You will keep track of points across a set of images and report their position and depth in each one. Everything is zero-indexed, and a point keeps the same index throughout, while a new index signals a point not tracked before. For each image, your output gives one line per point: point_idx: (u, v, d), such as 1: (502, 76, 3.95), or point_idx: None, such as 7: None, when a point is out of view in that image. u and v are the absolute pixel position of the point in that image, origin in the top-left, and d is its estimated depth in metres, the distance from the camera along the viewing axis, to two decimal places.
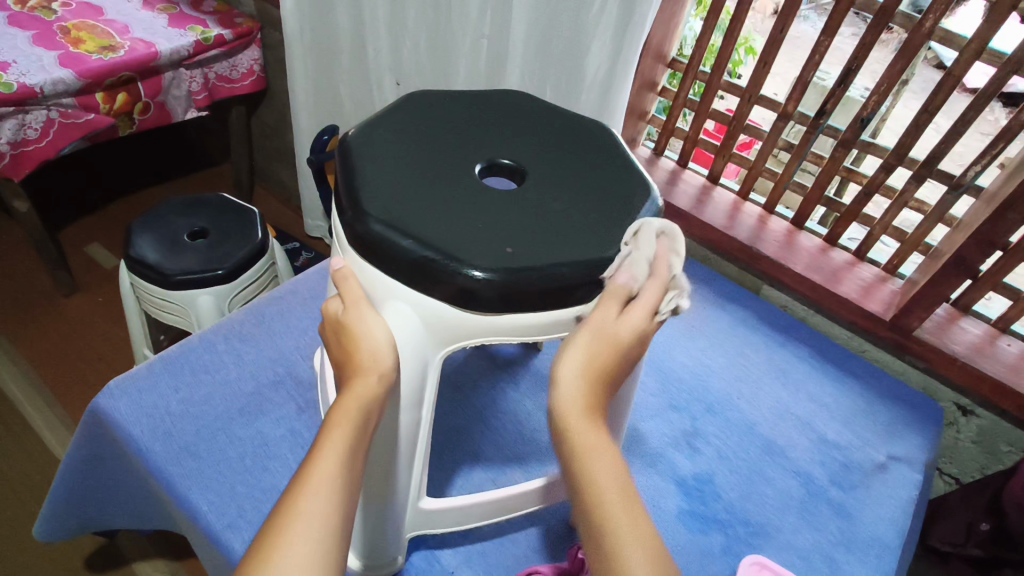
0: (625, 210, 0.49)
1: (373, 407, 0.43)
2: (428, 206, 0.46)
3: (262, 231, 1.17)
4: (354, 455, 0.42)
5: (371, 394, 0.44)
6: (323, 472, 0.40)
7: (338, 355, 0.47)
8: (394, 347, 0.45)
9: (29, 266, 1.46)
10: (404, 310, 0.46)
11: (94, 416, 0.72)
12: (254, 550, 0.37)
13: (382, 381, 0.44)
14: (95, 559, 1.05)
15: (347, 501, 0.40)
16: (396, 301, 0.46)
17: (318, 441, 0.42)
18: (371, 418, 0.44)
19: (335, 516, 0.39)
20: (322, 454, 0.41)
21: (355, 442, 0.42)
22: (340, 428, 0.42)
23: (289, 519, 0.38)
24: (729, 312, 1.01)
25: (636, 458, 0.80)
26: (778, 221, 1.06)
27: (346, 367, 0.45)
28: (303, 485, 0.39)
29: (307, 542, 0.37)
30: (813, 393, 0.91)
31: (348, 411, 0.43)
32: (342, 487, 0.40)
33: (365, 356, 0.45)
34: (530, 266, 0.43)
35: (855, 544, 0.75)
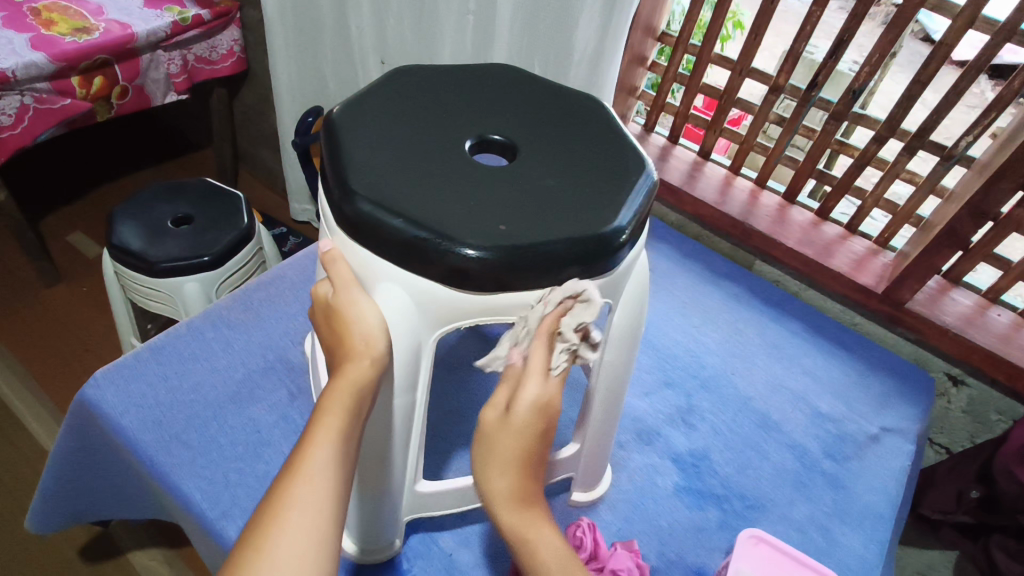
0: (619, 186, 0.48)
1: (366, 390, 0.43)
2: (419, 185, 0.45)
3: (248, 216, 1.15)
4: (348, 440, 0.41)
5: (364, 379, 0.43)
6: (317, 457, 0.40)
7: (330, 339, 0.46)
8: (387, 329, 0.44)
9: (9, 257, 1.43)
10: (395, 293, 0.45)
11: (80, 407, 0.70)
12: (247, 541, 0.36)
13: (375, 365, 0.43)
14: (88, 548, 1.04)
15: (342, 488, 0.40)
16: (387, 282, 0.45)
17: (309, 429, 0.41)
18: (365, 402, 0.43)
19: (331, 501, 0.38)
20: (315, 440, 0.40)
21: (349, 425, 0.41)
22: (333, 414, 0.41)
23: (282, 508, 0.37)
24: (722, 289, 1.00)
25: (631, 436, 0.80)
26: (770, 195, 1.06)
27: (338, 351, 0.45)
28: (296, 470, 0.39)
29: (302, 532, 0.36)
30: (806, 366, 0.92)
31: (341, 397, 0.42)
32: (336, 473, 0.39)
33: (356, 339, 0.43)
34: (525, 244, 0.42)
35: (849, 515, 0.76)
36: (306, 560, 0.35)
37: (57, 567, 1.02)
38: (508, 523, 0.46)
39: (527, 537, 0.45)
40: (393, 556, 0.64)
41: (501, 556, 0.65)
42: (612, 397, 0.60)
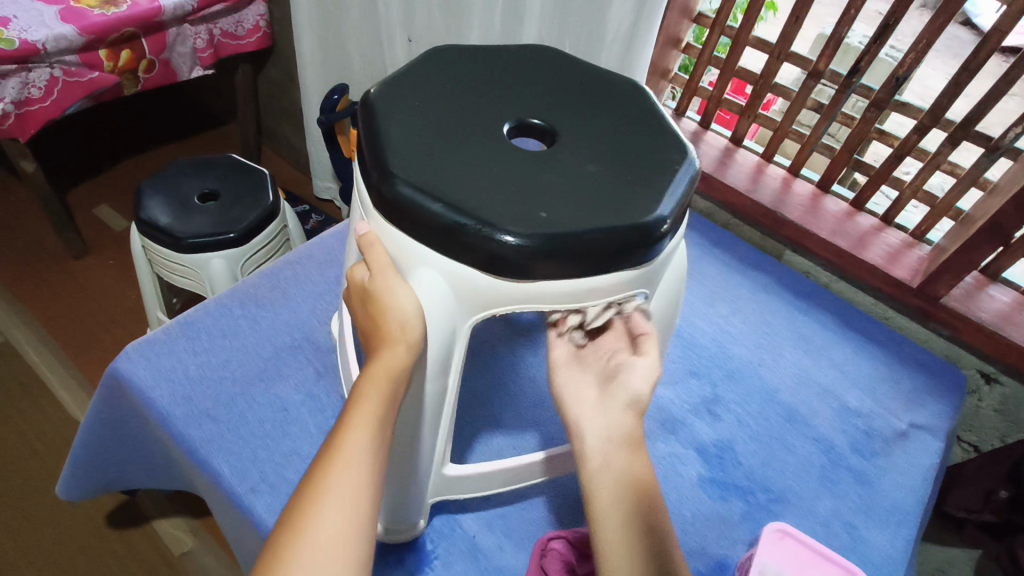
0: (661, 175, 0.47)
1: (401, 377, 0.43)
2: (459, 168, 0.44)
3: (273, 193, 1.15)
4: (383, 425, 0.42)
5: (400, 364, 0.43)
6: (354, 441, 0.40)
7: (366, 323, 0.46)
8: (423, 315, 0.44)
9: (38, 228, 1.45)
10: (430, 278, 0.44)
11: (112, 380, 0.71)
12: (285, 522, 0.37)
13: (411, 351, 0.43)
14: (116, 516, 1.07)
15: (378, 474, 0.40)
16: (422, 267, 0.44)
17: (345, 413, 0.42)
18: (400, 388, 0.43)
19: (367, 485, 0.39)
20: (352, 424, 0.40)
21: (384, 412, 0.42)
22: (370, 399, 0.41)
23: (321, 492, 0.37)
24: (750, 278, 0.99)
25: (657, 424, 0.80)
26: (803, 184, 1.03)
27: (373, 336, 0.45)
28: (334, 453, 0.39)
29: (338, 517, 0.37)
30: (835, 360, 0.90)
31: (376, 382, 0.42)
32: (372, 458, 0.40)
33: (393, 324, 0.43)
34: (566, 232, 0.41)
35: (875, 511, 0.75)
36: (344, 546, 0.36)
37: (86, 534, 1.05)
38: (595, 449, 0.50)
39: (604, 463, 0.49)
40: (417, 537, 0.65)
41: (524, 540, 0.66)
42: None
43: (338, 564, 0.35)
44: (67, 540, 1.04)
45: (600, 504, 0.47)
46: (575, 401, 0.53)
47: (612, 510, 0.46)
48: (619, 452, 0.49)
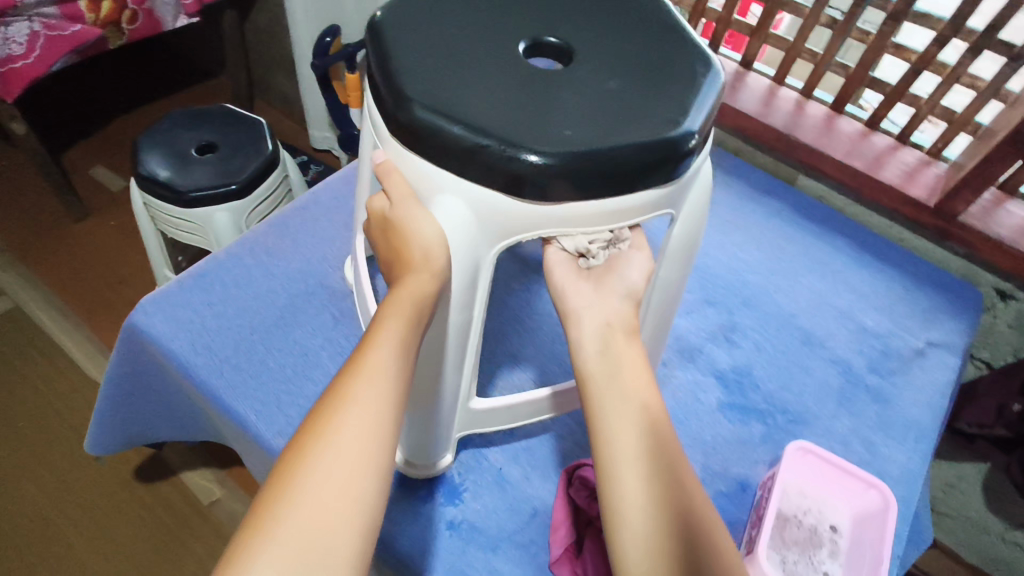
0: (686, 88, 0.45)
1: (425, 303, 0.43)
2: (477, 89, 0.42)
3: (272, 143, 1.12)
4: (408, 346, 0.42)
5: (424, 291, 0.43)
6: (378, 357, 0.41)
7: (388, 254, 0.45)
8: (446, 242, 0.43)
9: (34, 192, 1.42)
10: (450, 204, 0.43)
11: (130, 333, 0.71)
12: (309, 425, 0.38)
13: (436, 278, 0.43)
14: (144, 471, 1.10)
15: (402, 390, 0.41)
16: (442, 192, 0.43)
17: (370, 331, 0.42)
18: (424, 314, 0.43)
19: (391, 398, 0.40)
20: (377, 342, 0.41)
21: (408, 334, 0.42)
22: (393, 321, 0.42)
23: (344, 402, 0.39)
24: (763, 206, 0.97)
25: (674, 353, 0.80)
26: (816, 106, 1.01)
27: (396, 266, 0.44)
28: (357, 370, 0.40)
29: (360, 426, 0.38)
30: (851, 283, 0.90)
31: (401, 306, 0.42)
32: (396, 375, 0.41)
33: (416, 252, 0.43)
34: (591, 149, 0.40)
35: (893, 428, 0.76)
36: (365, 453, 0.37)
37: (118, 489, 1.08)
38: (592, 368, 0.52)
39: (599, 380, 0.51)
40: (446, 471, 0.66)
41: (550, 469, 0.68)
42: (664, 313, 0.59)
43: (358, 468, 0.37)
44: (100, 495, 1.07)
45: (608, 415, 0.49)
46: (572, 294, 0.56)
47: (617, 420, 0.49)
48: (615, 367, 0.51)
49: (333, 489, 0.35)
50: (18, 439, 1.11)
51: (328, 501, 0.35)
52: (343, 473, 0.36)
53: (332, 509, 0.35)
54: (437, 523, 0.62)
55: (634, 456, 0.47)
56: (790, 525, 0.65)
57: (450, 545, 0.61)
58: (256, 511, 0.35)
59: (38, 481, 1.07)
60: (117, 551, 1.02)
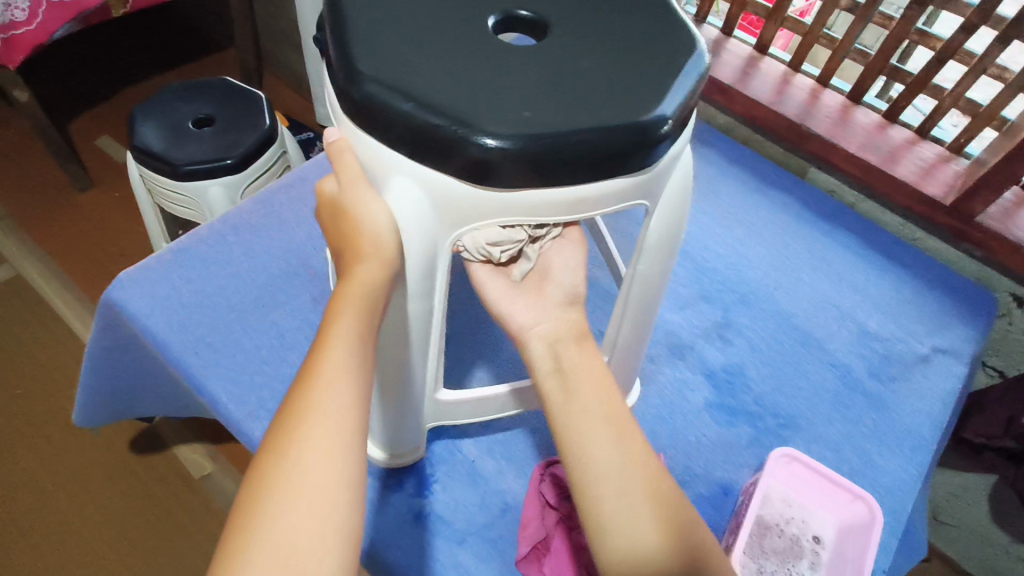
0: (664, 71, 0.42)
1: (379, 292, 0.41)
2: (435, 65, 0.39)
3: (270, 118, 1.10)
4: (364, 340, 0.40)
5: (373, 279, 0.41)
6: (333, 359, 0.39)
7: (339, 238, 0.43)
8: (399, 230, 0.41)
9: (40, 160, 1.42)
10: (404, 190, 0.40)
11: (108, 308, 0.70)
12: (269, 446, 0.36)
13: (387, 267, 0.41)
14: (136, 442, 1.10)
15: (364, 388, 0.39)
16: (395, 177, 0.40)
17: (322, 331, 0.40)
18: (378, 305, 0.41)
19: (353, 400, 0.38)
20: (331, 343, 0.39)
21: (364, 329, 0.40)
22: (347, 316, 0.40)
23: (304, 414, 0.37)
24: (769, 198, 0.93)
25: (664, 349, 0.77)
26: (832, 95, 0.96)
27: (347, 251, 0.42)
28: (315, 376, 0.38)
29: (325, 437, 0.36)
30: (857, 283, 0.85)
31: (353, 298, 0.40)
32: (356, 378, 0.39)
33: (365, 240, 0.41)
34: (552, 133, 0.37)
35: (890, 435, 0.73)
36: (333, 466, 0.36)
37: (110, 460, 1.08)
38: (549, 382, 0.51)
39: (554, 391, 0.50)
40: (418, 461, 0.65)
41: (525, 464, 0.66)
42: (643, 312, 0.56)
43: (329, 484, 0.35)
44: (92, 464, 1.08)
45: (567, 425, 0.48)
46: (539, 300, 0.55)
47: (577, 430, 0.47)
48: (578, 374, 0.50)
49: (303, 511, 0.34)
50: (16, 405, 1.12)
51: (302, 527, 0.33)
52: (313, 493, 0.34)
53: (308, 532, 0.33)
54: (404, 514, 0.61)
55: (607, 460, 0.45)
56: (770, 534, 0.62)
57: (416, 537, 0.60)
58: (227, 547, 0.33)
59: (32, 448, 1.08)
60: (107, 520, 1.03)
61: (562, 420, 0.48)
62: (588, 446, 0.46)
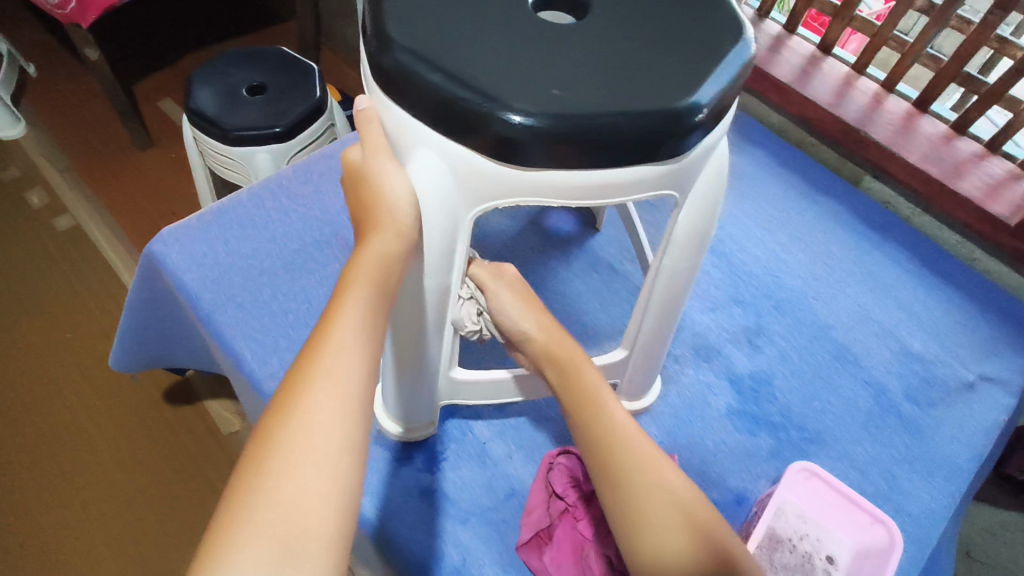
0: (706, 58, 0.40)
1: (394, 265, 0.42)
2: (465, 38, 0.39)
3: (320, 89, 1.12)
4: (376, 313, 0.41)
5: (389, 251, 0.42)
6: (344, 329, 0.39)
7: (359, 205, 0.44)
8: (417, 200, 0.41)
9: (106, 118, 1.49)
10: (422, 163, 0.40)
11: (149, 261, 0.72)
12: (274, 410, 0.37)
13: (402, 238, 0.42)
14: (172, 394, 1.14)
15: (372, 358, 0.40)
16: (414, 152, 0.40)
17: (334, 302, 0.41)
18: (392, 278, 0.42)
19: (360, 370, 0.38)
20: (341, 314, 0.40)
21: (377, 300, 0.41)
22: (359, 289, 0.41)
23: (311, 381, 0.37)
24: (818, 205, 0.89)
25: (689, 350, 0.75)
26: (896, 101, 0.90)
27: (366, 219, 0.43)
28: (325, 342, 0.39)
29: (330, 405, 0.36)
30: (903, 300, 0.81)
31: (367, 270, 0.41)
32: (366, 344, 0.39)
33: (383, 208, 0.42)
34: (578, 114, 0.36)
35: (921, 461, 0.69)
36: (338, 431, 0.36)
37: (147, 409, 1.13)
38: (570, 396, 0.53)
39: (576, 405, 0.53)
40: (430, 438, 0.65)
41: (536, 451, 0.66)
42: (668, 309, 0.54)
43: (332, 448, 0.35)
44: (130, 411, 1.12)
45: (595, 443, 0.51)
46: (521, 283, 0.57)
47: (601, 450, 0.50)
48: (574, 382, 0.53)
49: (301, 464, 0.34)
50: (66, 348, 1.18)
51: (304, 491, 0.34)
52: (316, 457, 0.35)
53: (308, 490, 0.34)
54: (410, 487, 0.62)
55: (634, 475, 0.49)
56: (780, 549, 0.60)
57: (419, 512, 0.60)
58: (229, 507, 0.33)
59: (78, 391, 1.14)
60: (139, 466, 1.07)
61: (593, 432, 0.51)
62: (614, 459, 0.50)
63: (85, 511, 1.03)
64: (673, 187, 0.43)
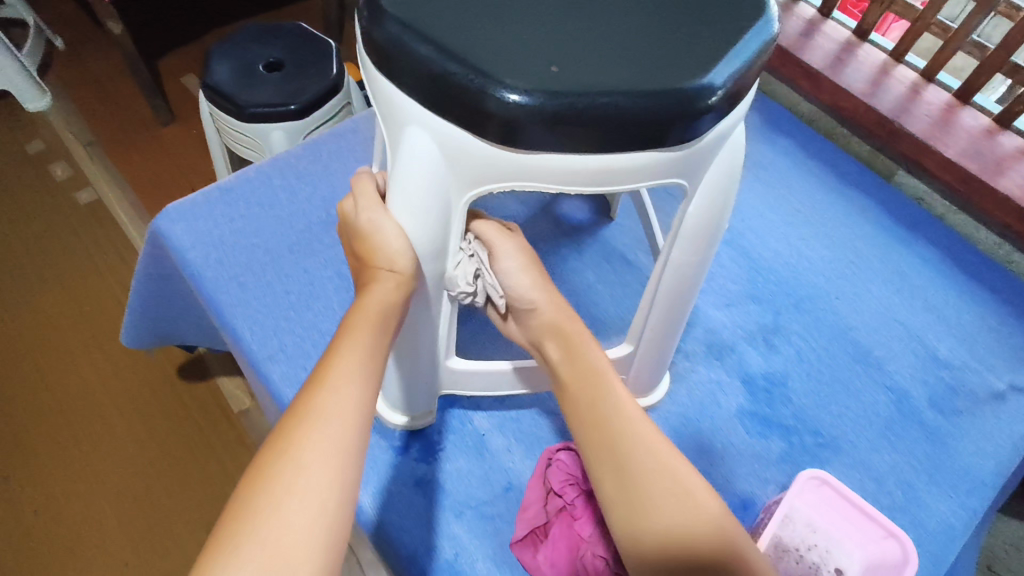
0: (722, 36, 0.37)
1: (392, 313, 0.43)
2: (462, 10, 0.36)
3: (337, 66, 1.10)
4: (374, 355, 0.41)
5: (388, 299, 0.43)
6: (342, 366, 0.40)
7: (360, 258, 0.46)
8: (415, 252, 0.42)
9: (130, 93, 1.49)
10: (407, 211, 0.40)
11: (155, 237, 0.72)
12: (270, 443, 0.37)
13: (401, 286, 0.43)
14: (184, 369, 1.15)
15: (370, 396, 0.40)
16: (397, 204, 0.40)
17: (335, 341, 0.42)
18: (391, 325, 0.43)
19: (357, 406, 0.38)
20: (341, 353, 0.40)
21: (375, 342, 0.41)
22: (360, 331, 0.41)
23: (308, 415, 0.37)
24: (846, 199, 0.85)
25: (701, 347, 0.72)
26: (937, 91, 0.85)
27: (366, 271, 0.45)
28: (322, 379, 0.39)
29: (324, 439, 0.36)
30: (932, 302, 0.77)
31: (367, 313, 0.42)
32: (364, 377, 0.40)
33: (381, 263, 0.43)
34: (577, 93, 0.34)
35: (943, 474, 0.66)
36: (330, 466, 0.36)
37: (161, 383, 1.14)
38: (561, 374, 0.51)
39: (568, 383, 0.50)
40: (428, 427, 0.64)
41: (536, 445, 0.64)
42: (676, 304, 0.52)
43: (324, 486, 0.35)
44: (144, 385, 1.13)
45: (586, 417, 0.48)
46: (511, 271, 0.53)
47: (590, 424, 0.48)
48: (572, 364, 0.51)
49: (333, 467, 0.36)
50: (84, 319, 1.20)
51: (293, 526, 0.33)
52: (306, 491, 0.35)
53: (292, 526, 0.33)
54: (405, 477, 0.60)
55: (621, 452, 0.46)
56: (787, 558, 0.57)
57: (414, 502, 0.59)
58: (215, 540, 0.33)
59: (94, 362, 1.15)
60: (150, 440, 1.09)
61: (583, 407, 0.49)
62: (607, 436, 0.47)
63: (97, 482, 1.05)
64: (679, 178, 0.40)
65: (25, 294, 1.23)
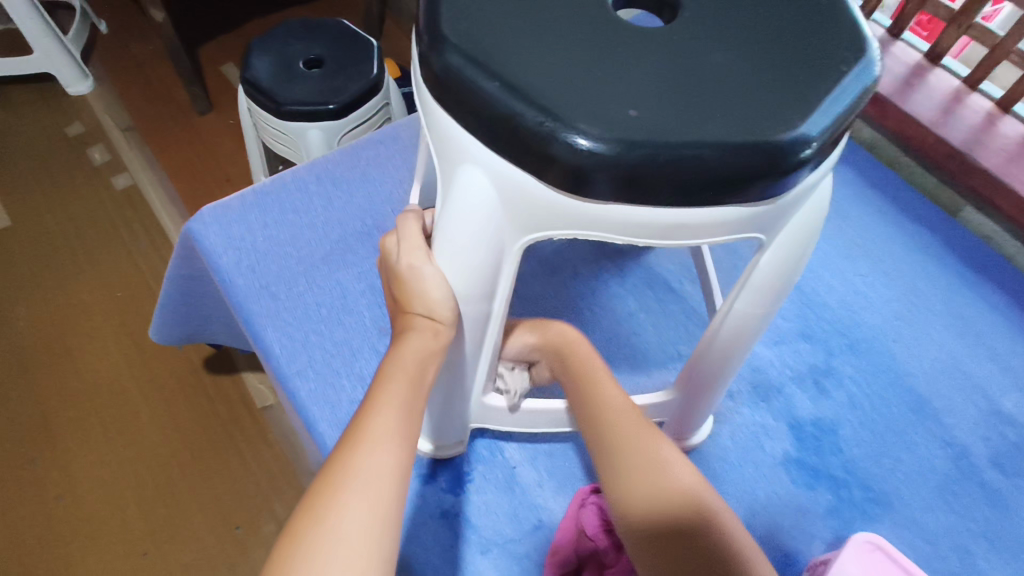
0: (815, 81, 0.34)
1: (430, 362, 0.41)
2: (530, 42, 0.33)
3: (378, 66, 1.07)
4: (412, 410, 0.39)
5: (429, 348, 0.41)
6: (380, 421, 0.37)
7: (398, 300, 0.44)
8: (455, 299, 0.40)
9: (170, 79, 1.49)
10: (453, 259, 0.38)
11: (187, 240, 0.70)
12: (302, 506, 0.34)
13: (439, 335, 0.41)
14: (210, 362, 1.14)
15: (407, 454, 0.37)
16: (444, 253, 0.38)
17: (370, 393, 0.40)
18: (428, 375, 0.41)
19: (395, 465, 0.36)
20: (377, 406, 0.38)
21: (412, 394, 0.39)
22: (396, 382, 0.39)
23: (342, 476, 0.34)
24: (907, 233, 0.80)
25: (746, 387, 0.69)
26: (1013, 122, 0.79)
27: (404, 316, 0.43)
28: (357, 435, 0.36)
29: (361, 503, 0.33)
30: (997, 351, 0.72)
31: (404, 361, 0.40)
32: (401, 432, 0.37)
33: (418, 310, 0.41)
34: (657, 140, 0.30)
35: (1004, 541, 0.61)
36: (367, 534, 0.32)
37: (186, 375, 1.13)
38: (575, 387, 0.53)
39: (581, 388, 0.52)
40: (457, 457, 0.61)
41: (567, 482, 0.61)
42: (731, 355, 0.48)
43: (359, 559, 0.31)
44: (169, 376, 1.13)
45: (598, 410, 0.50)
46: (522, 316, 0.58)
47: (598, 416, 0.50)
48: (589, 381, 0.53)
49: (371, 536, 0.32)
50: (115, 306, 1.20)
51: None
52: (340, 563, 0.31)
53: None
54: (432, 508, 0.58)
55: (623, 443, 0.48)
56: None
57: (439, 535, 0.57)
58: None
59: (122, 350, 1.15)
60: (173, 433, 1.08)
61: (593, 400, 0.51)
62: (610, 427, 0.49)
63: (119, 471, 1.04)
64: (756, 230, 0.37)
65: (59, 277, 1.23)
